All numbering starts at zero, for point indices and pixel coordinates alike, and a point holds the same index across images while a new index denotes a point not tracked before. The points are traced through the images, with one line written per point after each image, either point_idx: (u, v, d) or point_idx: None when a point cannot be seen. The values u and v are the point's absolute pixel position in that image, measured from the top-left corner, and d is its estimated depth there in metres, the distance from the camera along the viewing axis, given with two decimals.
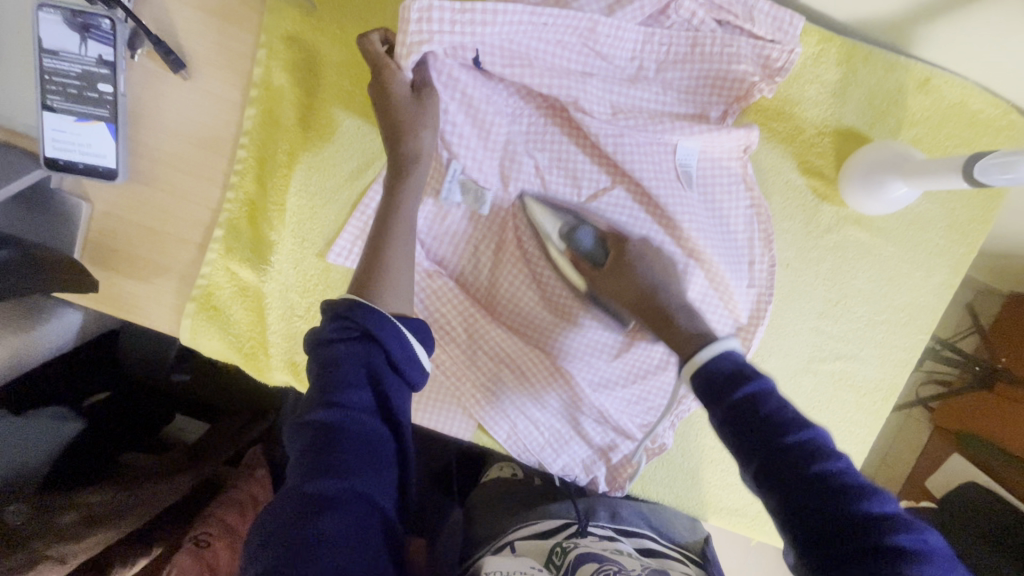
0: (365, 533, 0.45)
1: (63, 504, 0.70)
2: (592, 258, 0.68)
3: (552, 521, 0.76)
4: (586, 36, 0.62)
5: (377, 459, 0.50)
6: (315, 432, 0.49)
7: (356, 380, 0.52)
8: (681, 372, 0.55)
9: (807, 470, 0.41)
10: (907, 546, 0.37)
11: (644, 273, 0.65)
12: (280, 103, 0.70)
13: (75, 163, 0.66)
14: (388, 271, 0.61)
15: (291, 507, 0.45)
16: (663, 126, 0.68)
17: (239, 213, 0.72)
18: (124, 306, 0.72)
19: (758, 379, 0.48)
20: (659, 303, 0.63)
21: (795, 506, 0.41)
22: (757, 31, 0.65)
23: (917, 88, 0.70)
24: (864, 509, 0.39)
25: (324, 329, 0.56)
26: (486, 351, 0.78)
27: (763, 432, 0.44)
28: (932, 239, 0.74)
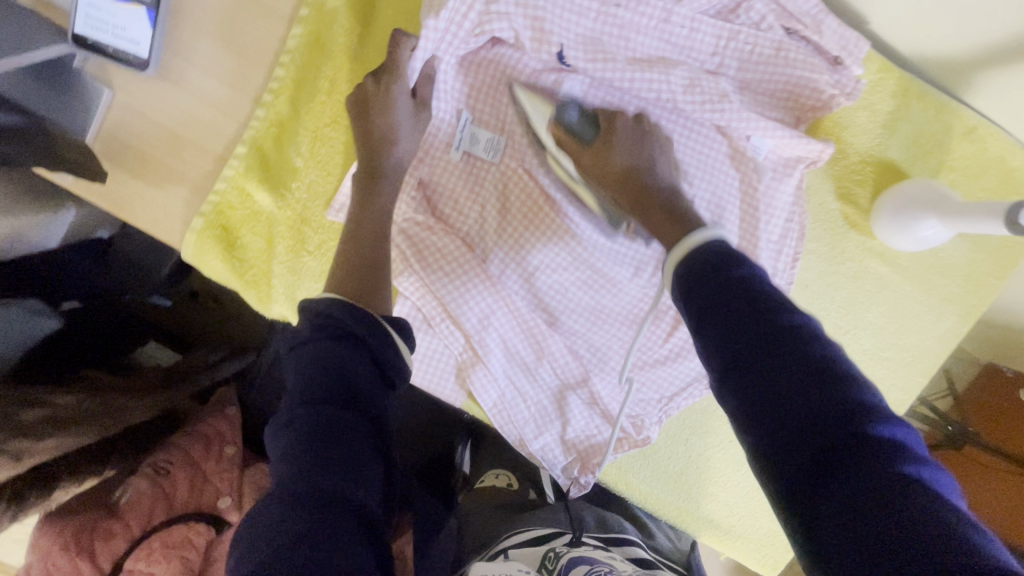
0: (348, 540, 0.43)
1: (27, 398, 0.67)
2: (580, 133, 0.67)
3: (547, 528, 0.77)
4: (662, 26, 0.65)
5: (363, 456, 0.48)
6: (304, 431, 0.47)
7: (334, 376, 0.50)
8: (669, 254, 0.56)
9: (798, 351, 0.41)
10: (883, 434, 0.37)
11: (628, 152, 0.65)
12: (330, 27, 0.68)
13: (106, 45, 0.62)
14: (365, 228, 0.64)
15: (277, 511, 0.43)
16: (731, 108, 0.67)
17: (265, 134, 0.68)
18: (128, 208, 0.68)
19: (748, 263, 0.49)
20: (645, 177, 0.64)
21: (782, 378, 0.41)
22: (823, 44, 0.65)
23: (962, 135, 0.70)
24: (851, 392, 0.39)
25: (302, 331, 0.54)
26: (486, 313, 0.75)
27: (750, 298, 0.45)
28: (948, 286, 0.75)
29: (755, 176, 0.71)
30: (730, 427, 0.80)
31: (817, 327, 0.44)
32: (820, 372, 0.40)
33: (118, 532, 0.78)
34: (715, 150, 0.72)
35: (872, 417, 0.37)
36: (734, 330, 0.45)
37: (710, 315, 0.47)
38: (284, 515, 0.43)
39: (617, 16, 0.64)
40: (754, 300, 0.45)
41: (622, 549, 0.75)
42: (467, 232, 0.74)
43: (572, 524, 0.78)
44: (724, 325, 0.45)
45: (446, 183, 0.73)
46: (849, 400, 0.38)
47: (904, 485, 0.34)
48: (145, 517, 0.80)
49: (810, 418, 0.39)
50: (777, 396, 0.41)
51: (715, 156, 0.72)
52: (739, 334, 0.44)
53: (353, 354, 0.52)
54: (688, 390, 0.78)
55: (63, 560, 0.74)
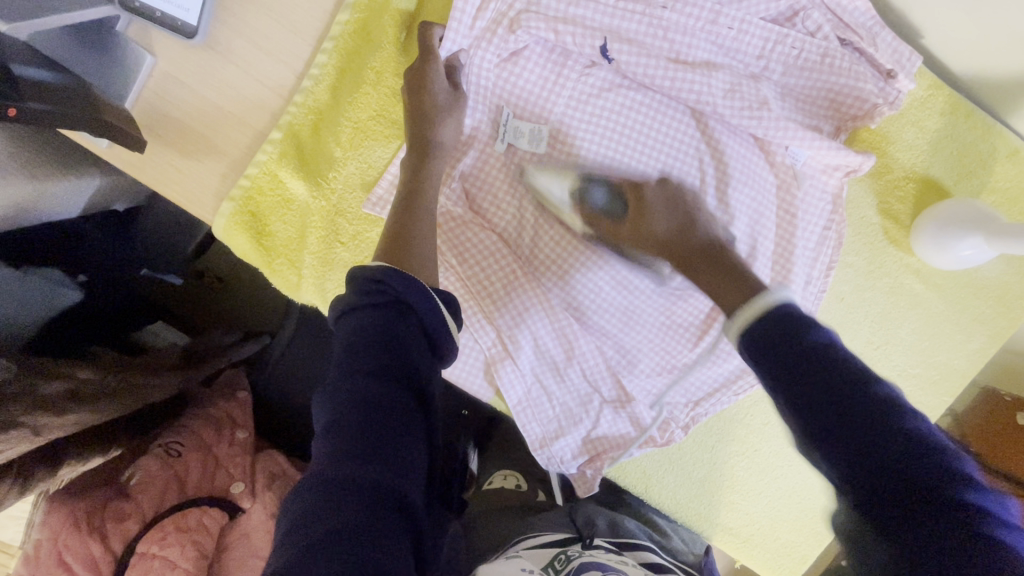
0: (394, 534, 0.40)
1: (49, 371, 0.63)
2: (610, 214, 0.65)
3: (558, 534, 0.74)
4: (708, 26, 0.63)
5: (412, 435, 0.46)
6: (353, 406, 0.45)
7: (378, 349, 0.48)
8: (733, 318, 0.48)
9: (893, 426, 0.36)
10: (976, 504, 0.33)
11: (665, 216, 0.61)
12: (381, 15, 0.64)
13: (154, 9, 0.59)
14: (419, 216, 0.61)
15: (318, 494, 0.41)
16: (770, 117, 0.66)
17: (302, 120, 0.65)
18: (162, 181, 0.65)
19: (823, 327, 0.43)
20: (690, 241, 0.59)
21: (874, 458, 0.36)
22: (877, 57, 0.65)
23: (1006, 156, 0.71)
24: (950, 466, 0.35)
25: (353, 298, 0.52)
26: (515, 305, 0.72)
27: (828, 370, 0.39)
28: (980, 306, 0.75)
29: (793, 184, 0.70)
30: (755, 435, 0.79)
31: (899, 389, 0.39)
32: (914, 445, 0.36)
33: (130, 513, 0.76)
34: (754, 157, 0.70)
35: (965, 486, 0.34)
36: (810, 406, 0.39)
37: (783, 384, 0.41)
38: (322, 500, 0.40)
39: (662, 18, 0.62)
40: (831, 368, 0.39)
41: (634, 554, 0.72)
42: (505, 227, 0.71)
43: (581, 529, 0.76)
44: (803, 402, 0.39)
45: (486, 177, 0.70)
46: (947, 473, 0.34)
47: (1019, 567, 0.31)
48: (156, 499, 0.78)
49: (900, 497, 0.35)
50: (867, 475, 0.36)
51: (764, 163, 0.70)
52: (818, 404, 0.39)
53: (398, 322, 0.51)
54: (717, 395, 0.74)
55: (74, 538, 0.71)
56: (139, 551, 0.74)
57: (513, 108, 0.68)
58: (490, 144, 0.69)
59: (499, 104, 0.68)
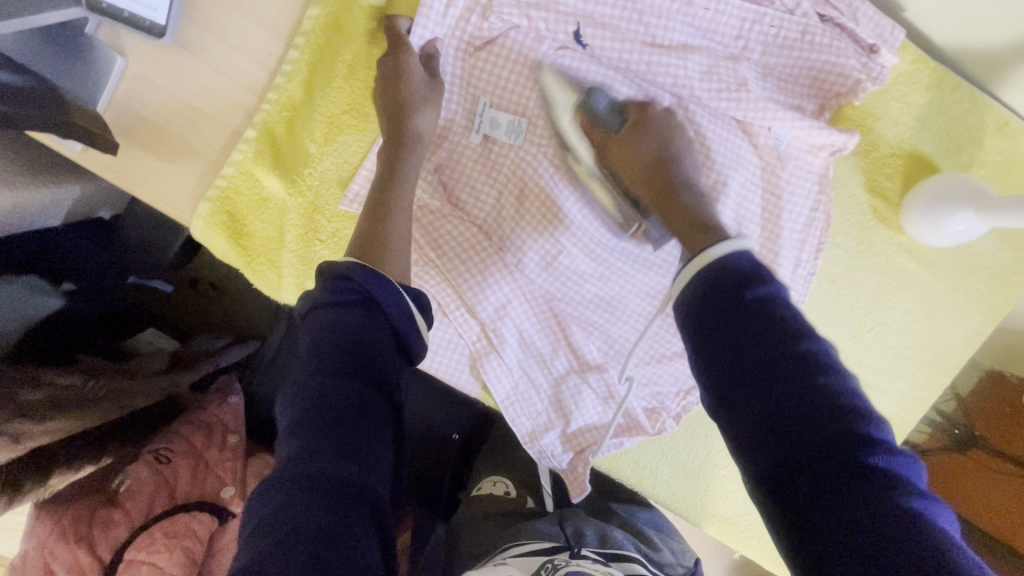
0: (360, 529, 0.39)
1: (29, 380, 0.63)
2: (607, 122, 0.63)
3: (545, 542, 0.72)
4: (684, 8, 0.62)
5: (379, 431, 0.46)
6: (319, 405, 0.44)
7: (352, 349, 0.47)
8: (683, 267, 0.49)
9: (811, 388, 0.39)
10: (880, 464, 0.36)
11: (657, 142, 0.60)
12: (351, 8, 0.63)
13: (121, 11, 0.59)
14: (393, 208, 0.59)
15: (285, 492, 0.40)
16: (750, 97, 0.65)
17: (277, 118, 0.64)
18: (137, 182, 0.65)
19: (773, 282, 0.45)
20: (669, 173, 0.58)
21: (793, 409, 0.39)
22: (859, 33, 0.64)
23: (996, 130, 0.69)
24: (858, 426, 0.37)
25: (323, 295, 0.51)
26: (482, 266, 0.70)
27: (760, 319, 0.42)
28: (974, 284, 0.74)
29: (777, 165, 0.69)
30: None
31: (833, 355, 0.42)
32: (830, 409, 0.38)
33: (119, 521, 0.76)
34: (736, 139, 0.68)
35: (869, 447, 0.36)
36: (738, 356, 0.42)
37: (715, 339, 0.44)
38: (285, 497, 0.39)
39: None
40: (766, 322, 0.42)
41: (622, 566, 0.70)
42: (483, 219, 0.70)
43: (570, 538, 0.73)
44: (732, 351, 0.43)
45: (462, 166, 0.69)
46: (859, 435, 0.37)
47: (901, 519, 0.34)
48: (145, 508, 0.78)
49: (805, 449, 0.38)
50: (773, 425, 0.40)
51: (748, 144, 0.69)
52: (745, 356, 0.42)
53: (368, 325, 0.50)
54: None
55: (61, 548, 0.72)
56: (126, 557, 0.75)
57: (490, 98, 0.67)
58: (466, 136, 0.68)
59: (475, 94, 0.67)
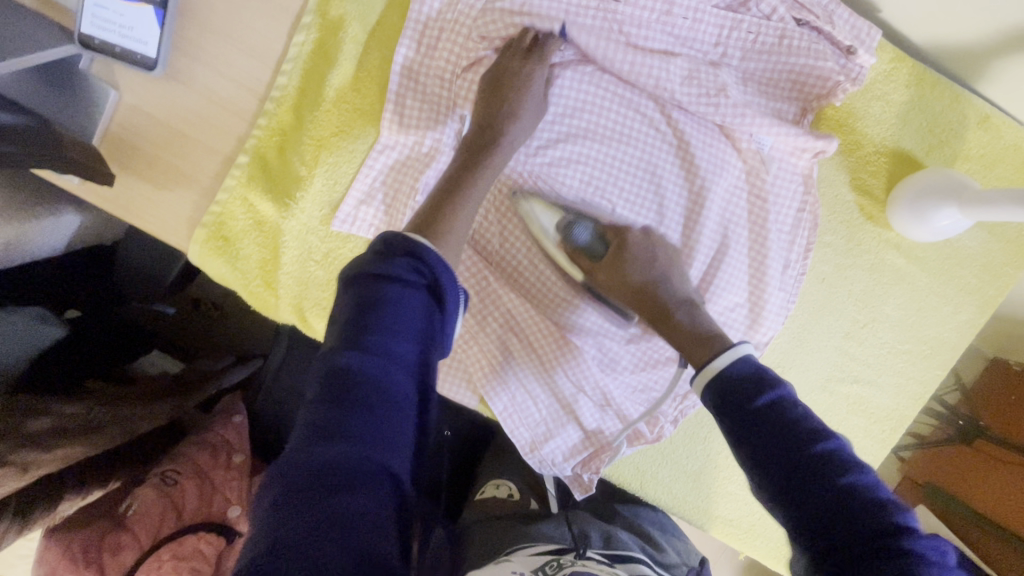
0: (376, 510, 0.38)
1: (34, 408, 0.64)
2: (589, 251, 0.67)
3: (550, 543, 0.73)
4: (664, 18, 0.64)
5: (404, 417, 0.43)
6: (344, 379, 0.42)
7: (402, 334, 0.45)
8: (695, 380, 0.55)
9: (833, 483, 0.42)
10: (914, 550, 0.38)
11: (643, 268, 0.65)
12: (336, 35, 0.65)
13: (112, 46, 0.60)
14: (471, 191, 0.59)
15: (303, 472, 0.38)
16: (729, 102, 0.66)
17: (268, 143, 0.66)
18: (133, 211, 0.66)
19: (779, 382, 0.49)
20: (661, 296, 0.65)
21: (824, 508, 0.42)
22: (836, 35, 0.65)
23: (977, 124, 0.70)
24: (885, 516, 0.40)
25: (384, 263, 0.48)
26: (497, 316, 0.72)
27: (780, 430, 0.46)
28: (965, 276, 0.75)
29: (761, 169, 0.70)
30: None
31: (848, 448, 0.45)
32: (854, 502, 0.41)
33: (126, 544, 0.77)
34: (720, 145, 0.69)
35: (901, 535, 0.39)
36: (768, 459, 0.46)
37: (743, 441, 0.48)
38: (302, 480, 0.38)
39: (617, 11, 0.63)
40: (785, 430, 0.46)
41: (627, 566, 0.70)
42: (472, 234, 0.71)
43: (575, 540, 0.74)
44: (760, 456, 0.46)
45: None
46: (889, 525, 0.40)
47: None
48: (154, 529, 0.79)
49: (842, 544, 0.41)
50: (819, 520, 0.42)
51: (732, 148, 0.70)
52: (771, 459, 0.45)
53: (422, 319, 0.47)
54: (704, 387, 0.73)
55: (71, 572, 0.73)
56: None
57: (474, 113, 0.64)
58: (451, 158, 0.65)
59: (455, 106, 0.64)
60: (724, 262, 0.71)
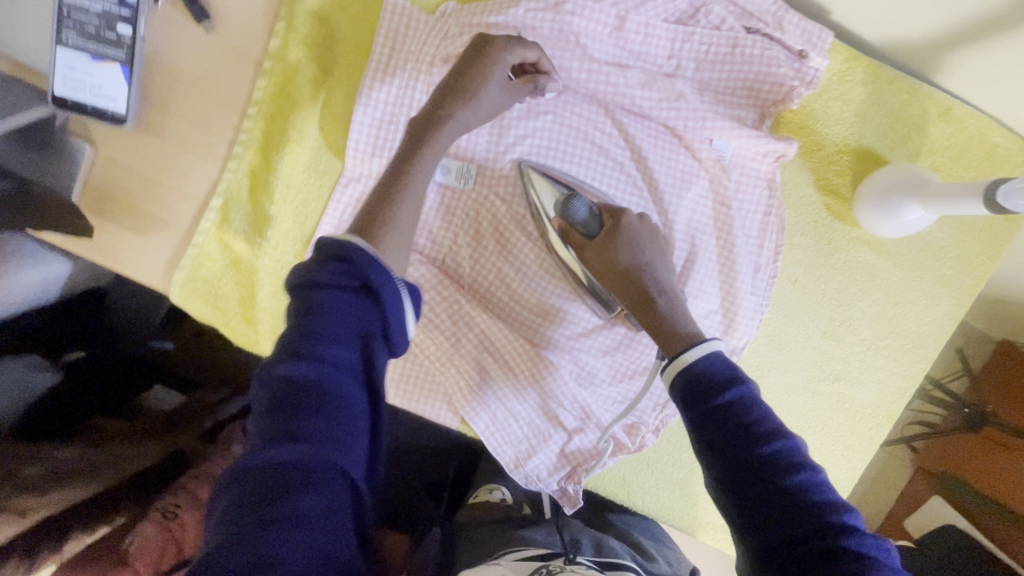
0: (323, 521, 0.39)
1: (27, 456, 0.69)
2: (584, 229, 0.64)
3: (540, 549, 0.72)
4: (616, 34, 0.64)
5: (352, 422, 0.43)
6: (285, 389, 0.42)
7: (341, 339, 0.44)
8: (664, 370, 0.53)
9: (784, 484, 0.44)
10: (854, 548, 0.41)
11: (632, 251, 0.62)
12: (297, 77, 0.67)
13: (84, 104, 0.63)
14: (412, 183, 0.55)
15: (248, 485, 0.39)
16: (687, 108, 0.67)
17: (238, 185, 0.68)
18: (115, 258, 0.69)
19: (743, 382, 0.49)
20: (645, 280, 0.62)
21: (777, 507, 0.44)
22: (787, 41, 0.65)
23: (939, 116, 0.70)
24: (833, 515, 0.42)
25: (318, 271, 0.46)
26: (470, 337, 0.73)
27: (740, 430, 0.46)
28: (939, 269, 0.74)
29: (723, 176, 0.71)
30: None
31: (804, 446, 0.46)
32: (802, 501, 0.43)
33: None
34: (681, 156, 0.70)
35: (844, 533, 0.41)
36: (725, 457, 0.46)
37: (707, 438, 0.48)
38: (261, 489, 0.38)
39: (572, 24, 0.63)
40: (746, 429, 0.46)
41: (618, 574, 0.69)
42: (443, 259, 0.73)
43: (566, 546, 0.74)
44: (718, 453, 0.47)
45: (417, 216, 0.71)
46: (834, 524, 0.42)
47: None
48: (154, 563, 0.80)
49: (789, 540, 0.43)
50: (768, 517, 0.44)
51: (694, 158, 0.71)
52: (728, 458, 0.46)
53: (360, 320, 0.45)
54: None
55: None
56: None
57: None
58: None
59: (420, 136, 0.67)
60: (692, 273, 0.71)
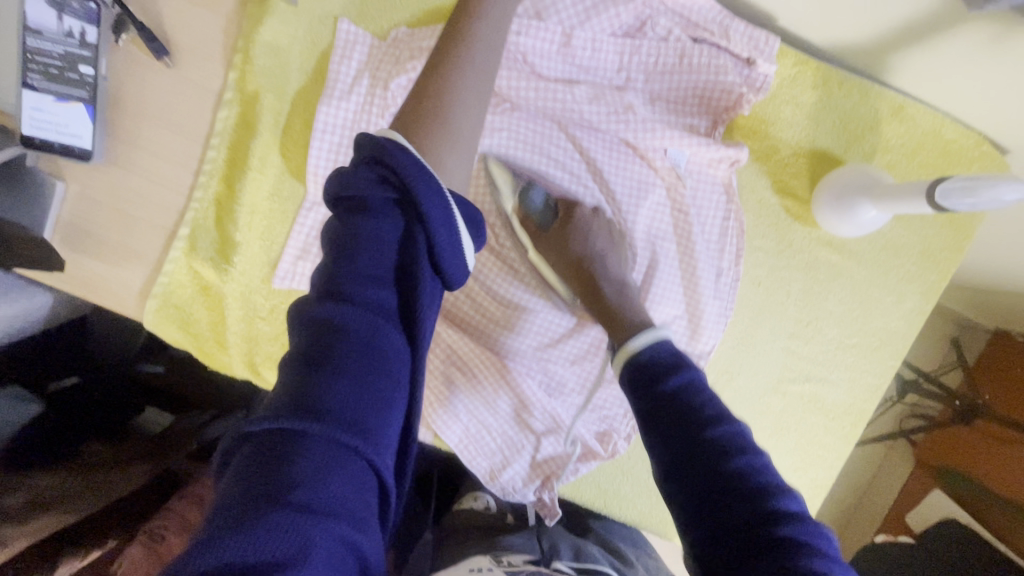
0: (343, 493, 0.34)
1: (9, 486, 0.70)
2: (538, 219, 0.70)
3: (518, 553, 0.71)
4: (564, 50, 0.66)
5: (387, 381, 0.38)
6: (317, 335, 0.38)
7: (379, 279, 0.40)
8: (614, 359, 0.58)
9: (724, 465, 0.44)
10: (794, 534, 0.39)
11: (584, 241, 0.67)
12: (256, 106, 0.69)
13: (50, 143, 0.65)
14: (454, 80, 0.50)
15: (266, 443, 0.34)
16: (636, 120, 0.68)
17: (205, 214, 0.70)
18: (87, 290, 0.70)
19: (690, 368, 0.52)
20: (593, 269, 0.67)
21: (713, 490, 0.43)
22: (733, 49, 0.66)
23: (891, 115, 0.71)
24: (773, 502, 0.41)
25: (360, 182, 0.41)
26: (437, 351, 0.75)
27: (681, 411, 0.48)
28: (903, 264, 0.75)
29: (679, 184, 0.72)
30: None
31: (748, 431, 0.47)
32: (740, 483, 0.43)
33: None
34: (637, 166, 0.72)
35: (783, 520, 0.40)
36: (668, 438, 0.47)
37: (653, 421, 0.49)
38: (267, 452, 0.34)
39: (519, 44, 0.65)
40: (688, 411, 0.48)
41: None
42: None
43: (543, 551, 0.73)
44: (661, 435, 0.48)
45: None
46: (775, 509, 0.41)
47: None
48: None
49: (726, 529, 0.41)
50: (708, 500, 0.43)
51: (649, 168, 0.72)
52: (669, 439, 0.47)
53: (396, 254, 0.41)
54: None
55: None
56: None
57: None
58: None
59: None
60: (652, 280, 0.73)
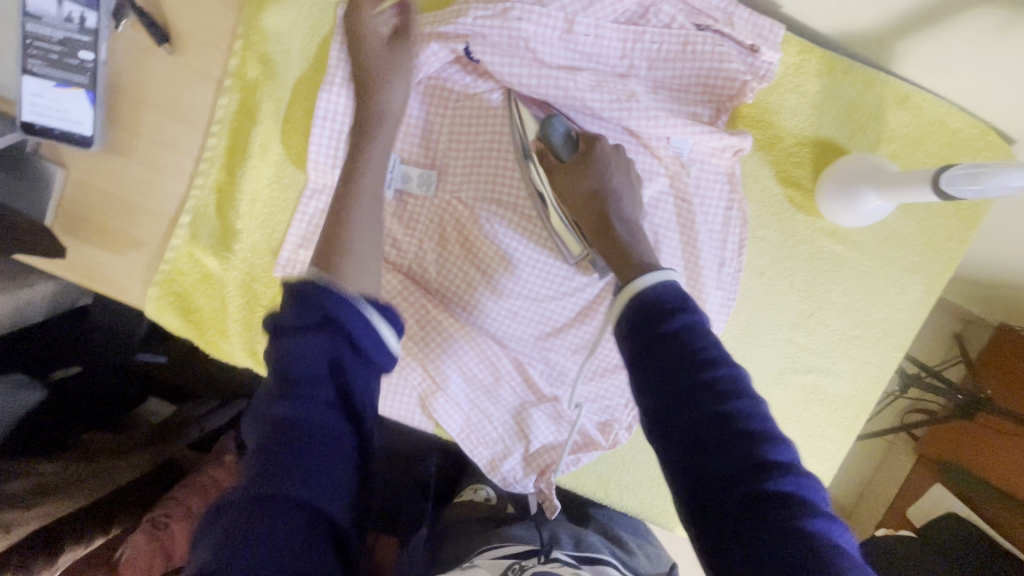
0: (298, 545, 0.38)
1: (14, 471, 0.70)
2: (558, 148, 0.63)
3: (519, 545, 0.70)
4: (565, 37, 0.65)
5: (336, 454, 0.43)
6: (270, 428, 0.44)
7: (316, 378, 0.45)
8: (616, 297, 0.51)
9: (717, 414, 0.40)
10: (784, 488, 0.37)
11: (600, 174, 0.62)
12: (257, 93, 0.69)
13: (51, 129, 0.65)
14: (360, 193, 0.61)
15: (232, 518, 0.39)
16: (640, 107, 0.67)
17: (206, 202, 0.70)
18: (88, 276, 0.70)
19: (691, 310, 0.47)
20: (608, 205, 0.60)
21: (704, 439, 0.40)
22: (737, 36, 0.66)
23: (896, 104, 0.70)
24: (766, 453, 0.39)
25: (282, 316, 0.48)
26: (439, 340, 0.74)
27: (679, 354, 0.43)
28: (907, 255, 0.74)
29: (682, 172, 0.71)
30: None
31: (746, 378, 0.43)
32: (732, 432, 0.40)
33: None
34: (641, 153, 0.71)
35: (773, 474, 0.38)
36: (661, 384, 0.43)
37: (645, 363, 0.45)
38: (232, 523, 0.39)
39: (520, 30, 0.64)
40: (684, 353, 0.43)
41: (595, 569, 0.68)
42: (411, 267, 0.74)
43: (544, 542, 0.72)
44: (652, 381, 0.43)
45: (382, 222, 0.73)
46: (767, 460, 0.38)
47: (811, 544, 0.35)
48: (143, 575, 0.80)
49: (714, 478, 0.39)
50: (699, 449, 0.40)
51: (653, 155, 0.71)
52: (661, 384, 0.43)
53: (327, 364, 0.46)
54: None
55: None
56: None
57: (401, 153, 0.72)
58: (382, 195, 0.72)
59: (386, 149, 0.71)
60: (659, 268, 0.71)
